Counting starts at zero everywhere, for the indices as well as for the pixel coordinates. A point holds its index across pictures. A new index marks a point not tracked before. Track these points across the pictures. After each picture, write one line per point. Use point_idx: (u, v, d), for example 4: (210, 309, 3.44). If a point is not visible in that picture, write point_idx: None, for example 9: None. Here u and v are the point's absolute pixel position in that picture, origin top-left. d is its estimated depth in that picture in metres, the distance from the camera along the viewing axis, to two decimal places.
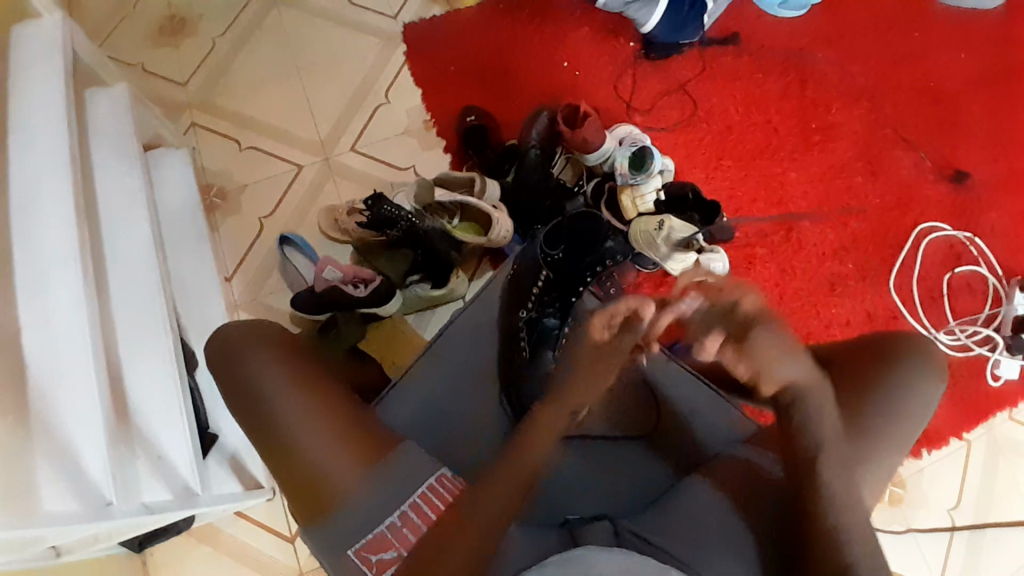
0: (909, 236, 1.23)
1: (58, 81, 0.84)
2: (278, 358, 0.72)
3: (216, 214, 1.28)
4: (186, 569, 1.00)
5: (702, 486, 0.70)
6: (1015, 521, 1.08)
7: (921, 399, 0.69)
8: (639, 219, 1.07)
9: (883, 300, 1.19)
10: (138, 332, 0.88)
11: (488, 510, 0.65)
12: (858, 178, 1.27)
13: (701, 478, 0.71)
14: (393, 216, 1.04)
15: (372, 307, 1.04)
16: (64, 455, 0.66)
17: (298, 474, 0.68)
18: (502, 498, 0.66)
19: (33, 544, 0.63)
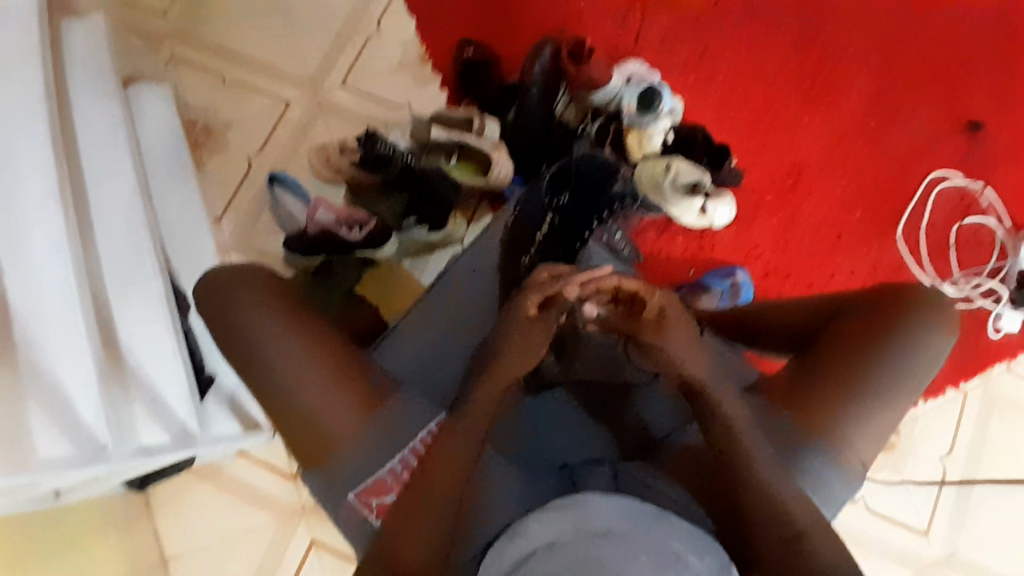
0: (920, 186, 1.20)
1: None
2: (268, 306, 0.70)
3: (203, 152, 1.22)
4: (188, 507, 1.01)
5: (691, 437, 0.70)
6: (1004, 470, 1.10)
7: (929, 355, 0.67)
8: (645, 162, 1.03)
9: (889, 251, 1.17)
10: (127, 275, 0.85)
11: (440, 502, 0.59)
12: (872, 126, 1.22)
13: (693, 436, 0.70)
14: (389, 154, 1.02)
15: (368, 250, 1.01)
16: (56, 401, 0.65)
17: (293, 423, 0.67)
18: (445, 494, 0.60)
19: (27, 490, 0.62)
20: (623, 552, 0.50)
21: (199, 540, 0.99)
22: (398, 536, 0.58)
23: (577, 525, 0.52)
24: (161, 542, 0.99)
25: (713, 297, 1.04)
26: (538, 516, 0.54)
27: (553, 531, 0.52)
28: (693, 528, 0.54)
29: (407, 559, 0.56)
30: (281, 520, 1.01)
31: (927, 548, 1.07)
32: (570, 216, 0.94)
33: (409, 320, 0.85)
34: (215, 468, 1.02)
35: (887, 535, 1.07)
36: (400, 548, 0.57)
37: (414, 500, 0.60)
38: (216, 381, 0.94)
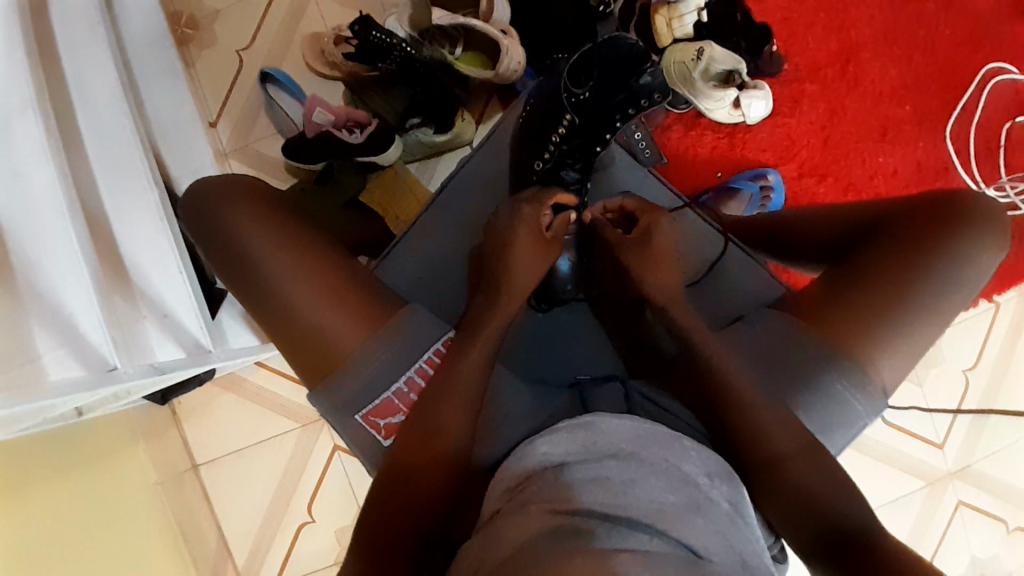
0: (975, 77, 1.06)
1: None
2: (259, 220, 0.66)
3: (190, 47, 1.12)
4: (215, 413, 1.05)
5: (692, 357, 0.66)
6: None
7: (974, 272, 0.61)
8: (674, 48, 0.93)
9: (936, 151, 1.06)
10: (123, 187, 0.81)
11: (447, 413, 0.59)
12: (931, 5, 1.07)
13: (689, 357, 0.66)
14: (384, 44, 0.88)
15: (371, 156, 0.93)
16: (62, 323, 0.65)
17: (297, 341, 0.65)
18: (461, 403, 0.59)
19: (45, 410, 0.63)
20: (632, 469, 0.48)
21: (222, 448, 1.05)
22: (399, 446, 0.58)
23: (586, 444, 0.51)
24: (190, 451, 1.05)
25: (738, 202, 0.97)
26: (548, 437, 0.54)
27: (563, 451, 0.51)
28: (700, 448, 0.53)
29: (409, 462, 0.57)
30: (304, 425, 1.05)
31: (942, 462, 1.05)
32: (594, 115, 0.81)
33: (413, 234, 0.80)
34: (236, 379, 1.05)
35: (902, 446, 1.05)
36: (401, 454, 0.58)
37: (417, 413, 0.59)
38: (226, 296, 0.93)
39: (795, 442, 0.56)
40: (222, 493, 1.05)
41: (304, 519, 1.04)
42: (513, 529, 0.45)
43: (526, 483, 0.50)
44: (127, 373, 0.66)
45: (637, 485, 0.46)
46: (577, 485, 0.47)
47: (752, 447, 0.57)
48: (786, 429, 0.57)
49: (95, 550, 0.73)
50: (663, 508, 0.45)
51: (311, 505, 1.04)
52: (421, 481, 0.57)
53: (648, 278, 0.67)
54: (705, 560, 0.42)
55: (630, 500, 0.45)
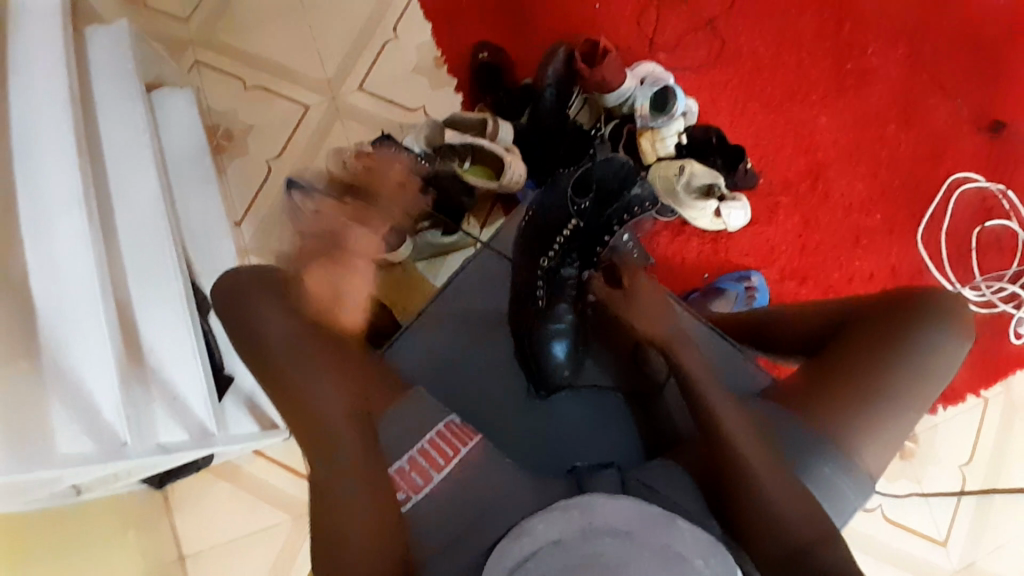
0: (942, 185, 1.17)
1: (59, 29, 0.82)
2: (283, 310, 0.72)
3: (223, 156, 1.25)
4: (205, 503, 1.03)
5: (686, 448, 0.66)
6: None
7: (944, 362, 0.65)
8: (659, 165, 1.03)
9: (911, 255, 1.15)
10: (149, 276, 0.87)
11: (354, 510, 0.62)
12: (891, 128, 1.20)
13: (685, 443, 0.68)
14: (403, 159, 1.02)
15: (384, 253, 1.03)
16: (78, 399, 0.68)
17: (298, 421, 0.68)
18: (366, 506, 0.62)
19: (49, 485, 0.64)
20: (627, 548, 0.49)
21: (213, 537, 1.02)
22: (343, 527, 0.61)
23: (582, 526, 0.51)
24: (178, 540, 1.02)
25: (728, 301, 1.03)
26: (543, 516, 0.54)
27: (558, 530, 0.52)
28: (694, 529, 0.54)
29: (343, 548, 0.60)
30: (296, 516, 1.03)
31: (947, 561, 1.03)
32: (592, 223, 0.84)
33: (424, 321, 0.84)
34: (232, 466, 1.05)
35: (905, 545, 1.03)
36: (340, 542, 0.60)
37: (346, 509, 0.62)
38: (233, 380, 0.96)
39: (801, 529, 0.57)
40: None
41: None
42: None
43: (520, 568, 0.50)
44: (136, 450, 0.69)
45: (632, 566, 0.47)
46: None
47: (756, 534, 0.58)
48: (792, 512, 0.58)
49: None
50: None
51: None
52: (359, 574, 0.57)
53: (633, 325, 0.76)
54: None
55: None
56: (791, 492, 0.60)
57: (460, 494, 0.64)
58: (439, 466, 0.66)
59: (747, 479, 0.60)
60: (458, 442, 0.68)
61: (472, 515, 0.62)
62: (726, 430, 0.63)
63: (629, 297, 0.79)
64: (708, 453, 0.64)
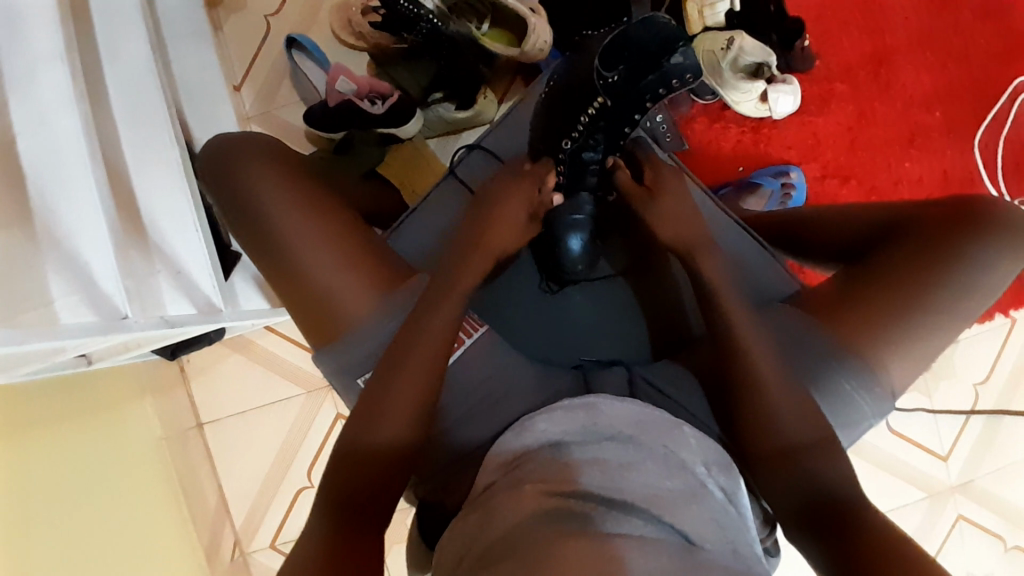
0: (1009, 87, 1.03)
1: None
2: (277, 178, 0.66)
3: (218, 10, 1.12)
4: (221, 374, 1.08)
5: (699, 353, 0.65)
6: None
7: (993, 279, 0.60)
8: (705, 35, 0.91)
9: (965, 159, 1.03)
10: (145, 143, 0.82)
11: (394, 408, 0.58)
12: (966, 14, 1.04)
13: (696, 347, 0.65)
14: (411, 16, 0.87)
15: (390, 128, 0.93)
16: (76, 269, 0.65)
17: (299, 298, 0.65)
18: (402, 408, 0.58)
19: (54, 353, 0.64)
20: (631, 452, 0.48)
21: (232, 405, 1.08)
22: (361, 424, 0.58)
23: (586, 425, 0.51)
24: (196, 409, 1.07)
25: (762, 198, 0.96)
26: (547, 415, 0.53)
27: (560, 430, 0.51)
28: (702, 436, 0.53)
29: (372, 442, 0.57)
30: (309, 391, 1.07)
31: (945, 473, 1.04)
32: (620, 102, 0.67)
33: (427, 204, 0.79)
34: (245, 341, 1.08)
35: (904, 456, 1.04)
36: (365, 436, 0.58)
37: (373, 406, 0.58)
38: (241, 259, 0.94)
39: (816, 431, 0.55)
40: (225, 448, 1.07)
41: (302, 485, 1.06)
42: (510, 508, 0.44)
43: (520, 460, 0.50)
44: (137, 324, 0.68)
45: (634, 469, 0.46)
46: (573, 467, 0.47)
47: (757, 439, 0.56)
48: (801, 421, 0.56)
49: (97, 494, 0.74)
50: (659, 493, 0.45)
51: (310, 470, 1.06)
52: (374, 472, 0.57)
53: (657, 226, 0.70)
54: (699, 548, 0.41)
55: (627, 484, 0.45)
56: (798, 406, 0.57)
57: (467, 377, 0.64)
58: None
59: (752, 390, 0.57)
60: (462, 333, 0.66)
61: (477, 399, 0.63)
62: (744, 343, 0.59)
63: (653, 194, 0.72)
64: (714, 358, 0.61)
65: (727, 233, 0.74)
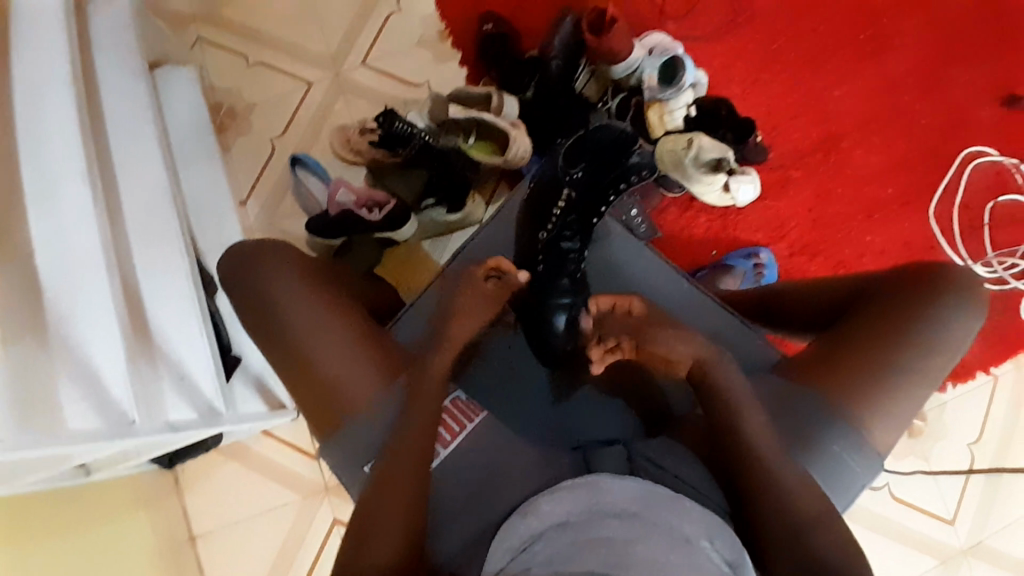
0: (957, 157, 1.14)
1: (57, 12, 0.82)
2: (286, 274, 0.71)
3: (228, 134, 1.24)
4: (216, 481, 1.06)
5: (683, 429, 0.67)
6: None
7: (957, 335, 0.64)
8: (665, 138, 1.01)
9: (922, 230, 1.12)
10: (154, 253, 0.88)
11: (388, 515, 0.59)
12: (908, 96, 1.15)
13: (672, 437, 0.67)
14: (406, 134, 0.99)
15: (388, 232, 1.02)
16: (86, 375, 0.68)
17: (310, 386, 0.68)
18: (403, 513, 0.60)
19: (55, 462, 0.65)
20: (634, 528, 0.49)
21: (227, 515, 1.05)
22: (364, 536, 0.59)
23: (590, 504, 0.52)
24: (188, 519, 1.05)
25: (737, 278, 1.02)
26: (551, 496, 0.54)
27: (565, 510, 0.52)
28: (702, 509, 0.53)
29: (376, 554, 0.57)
30: (304, 496, 1.06)
31: (955, 538, 1.03)
32: (588, 190, 0.84)
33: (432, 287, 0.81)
34: (240, 446, 1.07)
35: (910, 522, 1.04)
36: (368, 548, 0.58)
37: (373, 502, 0.60)
38: (242, 361, 0.99)
39: (797, 497, 0.57)
40: (216, 562, 1.04)
41: None
42: None
43: (528, 546, 0.50)
44: (143, 428, 0.70)
45: (638, 544, 0.47)
46: (578, 546, 0.48)
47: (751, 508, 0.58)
48: (778, 485, 0.58)
49: None
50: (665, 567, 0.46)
51: None
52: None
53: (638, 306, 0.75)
54: None
55: (636, 562, 0.45)
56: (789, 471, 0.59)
57: (466, 463, 0.66)
58: (445, 443, 0.67)
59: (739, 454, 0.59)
60: (464, 419, 0.68)
61: (481, 481, 0.65)
62: (726, 416, 0.62)
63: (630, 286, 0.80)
64: None
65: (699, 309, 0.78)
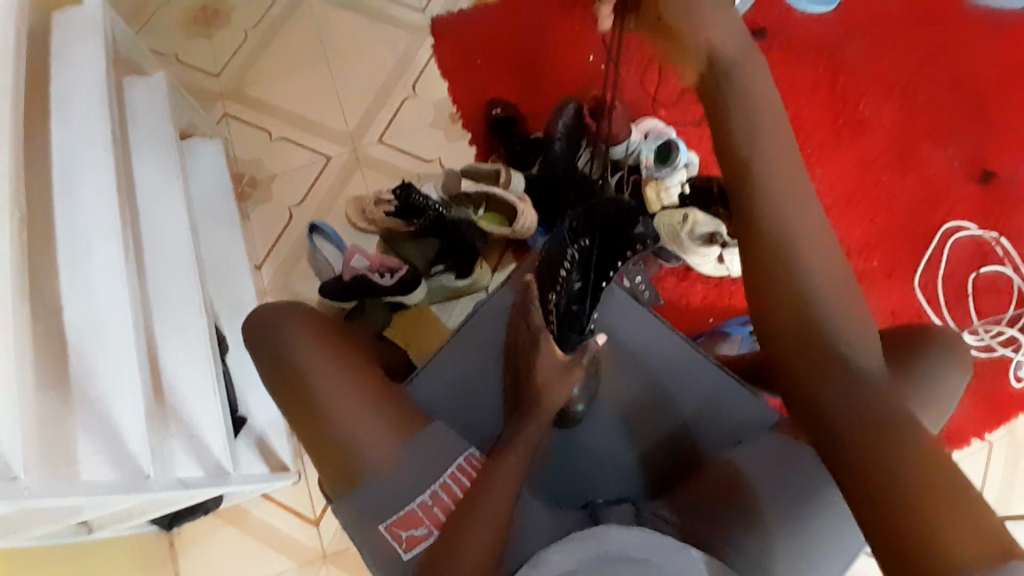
0: (936, 232, 1.21)
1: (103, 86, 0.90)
2: (310, 335, 0.74)
3: (248, 202, 1.31)
4: (212, 547, 1.06)
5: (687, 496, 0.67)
6: None
7: (944, 396, 0.67)
8: (663, 212, 1.08)
9: (908, 299, 1.17)
10: (173, 311, 0.92)
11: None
12: (886, 175, 1.25)
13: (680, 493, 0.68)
14: (422, 206, 1.05)
15: (398, 295, 1.07)
16: (102, 428, 0.69)
17: (327, 443, 0.69)
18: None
19: (70, 512, 0.65)
20: None
21: None
22: None
23: (598, 553, 0.54)
24: None
25: (733, 344, 1.06)
26: (559, 546, 0.54)
27: (574, 560, 0.54)
28: (711, 562, 0.54)
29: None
30: (302, 562, 1.05)
31: None
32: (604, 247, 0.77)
33: (442, 356, 0.82)
34: (240, 511, 1.07)
35: None
36: None
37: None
38: (247, 421, 1.03)
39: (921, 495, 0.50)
40: None
41: None
42: None
43: None
44: (157, 482, 0.71)
45: None
46: None
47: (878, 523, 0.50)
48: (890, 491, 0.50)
49: None
50: None
51: None
52: None
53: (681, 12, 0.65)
54: None
55: None
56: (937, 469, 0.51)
57: None
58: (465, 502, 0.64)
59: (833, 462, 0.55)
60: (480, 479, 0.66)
61: None
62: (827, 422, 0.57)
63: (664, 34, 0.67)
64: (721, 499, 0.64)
65: (705, 375, 0.80)
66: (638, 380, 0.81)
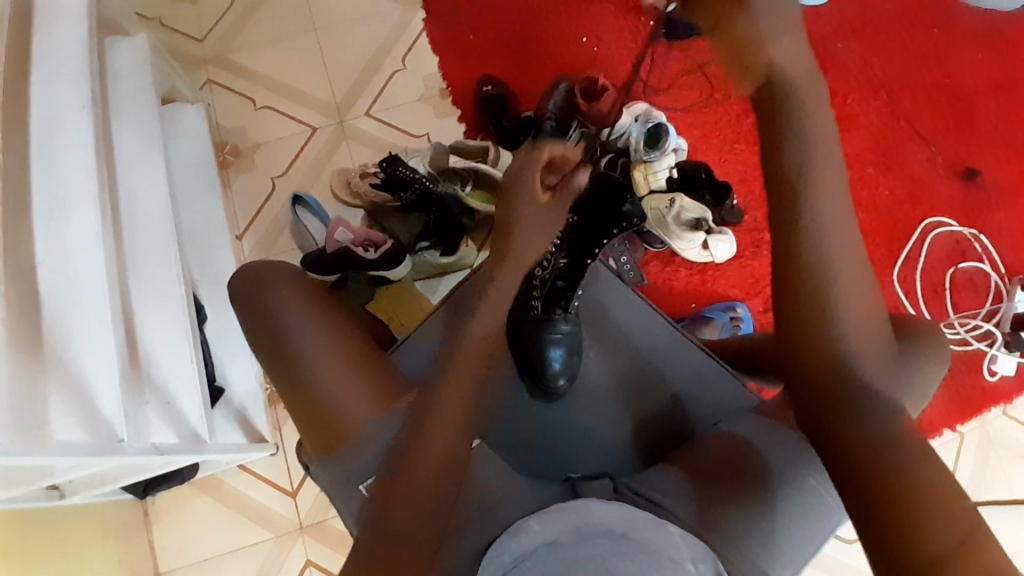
0: (917, 227, 1.23)
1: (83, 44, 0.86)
2: (295, 298, 0.71)
3: (230, 171, 1.28)
4: (187, 518, 1.05)
5: (669, 473, 0.68)
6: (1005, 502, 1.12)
7: (922, 386, 0.69)
8: (652, 196, 1.09)
9: (886, 292, 1.20)
10: (151, 279, 0.90)
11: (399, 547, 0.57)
12: (871, 170, 1.27)
13: (662, 470, 0.69)
14: (408, 179, 1.04)
15: (382, 271, 1.05)
16: (74, 391, 0.67)
17: (309, 408, 0.69)
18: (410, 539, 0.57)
19: (38, 473, 0.64)
20: (623, 553, 0.52)
21: (195, 552, 1.04)
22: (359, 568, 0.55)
23: (578, 525, 0.54)
24: (154, 556, 1.03)
25: (715, 328, 1.08)
26: (539, 516, 0.56)
27: (553, 531, 0.55)
28: (686, 534, 0.56)
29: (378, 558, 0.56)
30: (279, 534, 1.05)
31: None
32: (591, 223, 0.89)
33: (427, 326, 0.81)
34: (217, 481, 1.07)
35: None
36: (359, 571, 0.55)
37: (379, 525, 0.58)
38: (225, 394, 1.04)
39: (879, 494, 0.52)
40: None
41: None
42: None
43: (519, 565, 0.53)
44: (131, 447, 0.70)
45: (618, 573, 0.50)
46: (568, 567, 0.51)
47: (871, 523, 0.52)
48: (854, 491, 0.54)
49: None
50: None
51: None
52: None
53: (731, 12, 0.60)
54: None
55: None
56: (925, 468, 0.53)
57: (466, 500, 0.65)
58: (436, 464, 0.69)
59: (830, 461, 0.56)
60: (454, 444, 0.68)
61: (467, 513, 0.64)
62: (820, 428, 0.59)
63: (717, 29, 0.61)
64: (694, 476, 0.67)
65: (689, 359, 0.80)
66: (624, 360, 0.81)
